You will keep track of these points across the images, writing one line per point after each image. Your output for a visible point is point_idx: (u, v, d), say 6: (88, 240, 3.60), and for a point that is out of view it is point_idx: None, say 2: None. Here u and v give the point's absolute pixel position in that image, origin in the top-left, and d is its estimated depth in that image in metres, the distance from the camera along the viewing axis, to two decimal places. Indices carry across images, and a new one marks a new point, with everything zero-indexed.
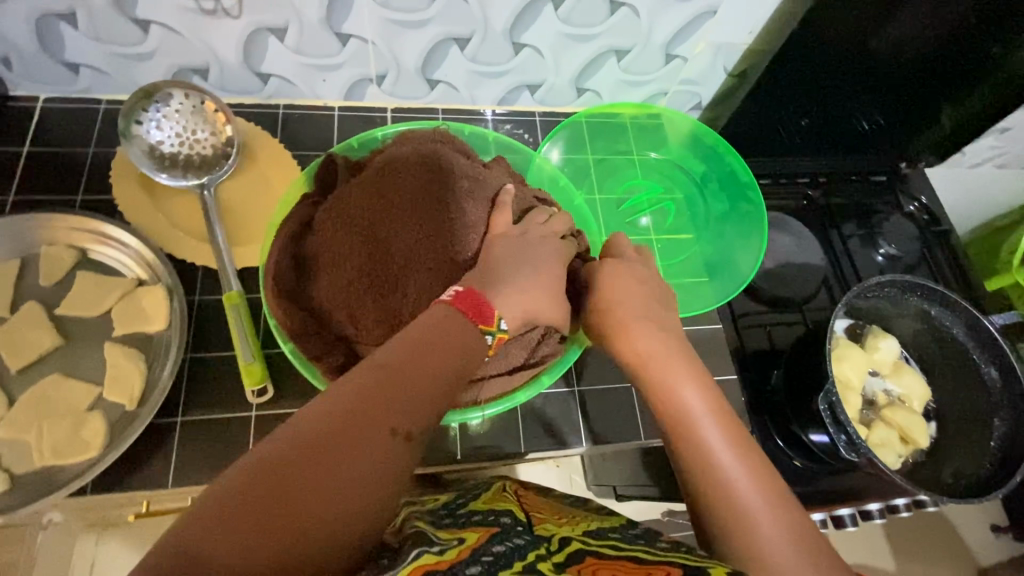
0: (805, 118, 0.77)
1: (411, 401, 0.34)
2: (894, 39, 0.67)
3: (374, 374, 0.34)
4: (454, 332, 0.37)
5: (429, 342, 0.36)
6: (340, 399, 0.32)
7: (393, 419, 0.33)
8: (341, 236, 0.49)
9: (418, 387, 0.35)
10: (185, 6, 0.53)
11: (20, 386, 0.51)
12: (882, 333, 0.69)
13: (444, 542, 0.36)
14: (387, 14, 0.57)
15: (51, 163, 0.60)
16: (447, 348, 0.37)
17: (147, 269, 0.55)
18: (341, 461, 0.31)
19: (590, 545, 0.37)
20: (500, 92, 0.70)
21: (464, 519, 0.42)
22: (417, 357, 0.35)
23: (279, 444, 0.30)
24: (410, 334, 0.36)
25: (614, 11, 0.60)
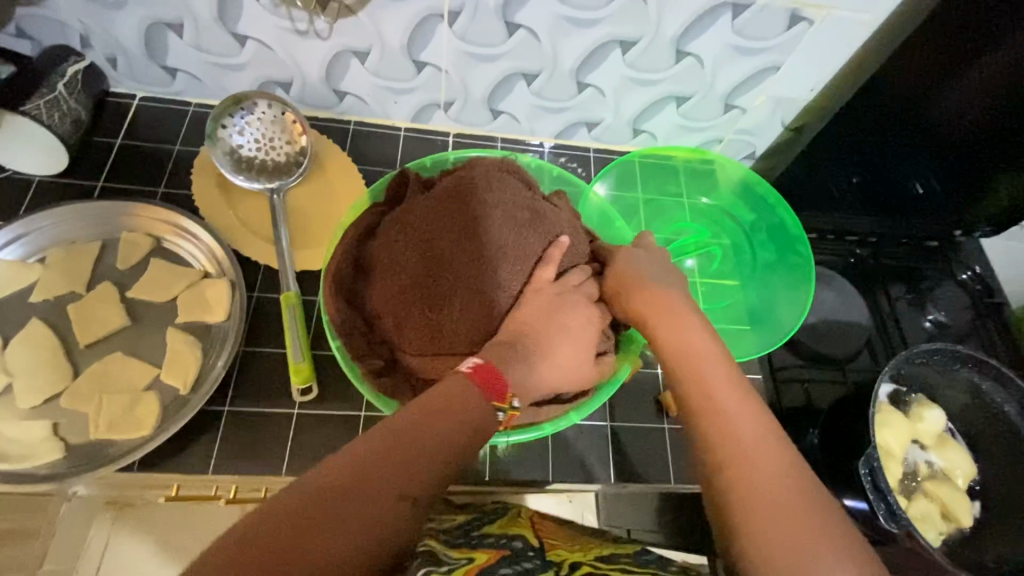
0: (856, 175, 0.77)
1: (424, 460, 0.35)
2: (954, 103, 0.65)
3: (386, 435, 0.35)
4: (473, 399, 0.38)
5: (438, 407, 0.37)
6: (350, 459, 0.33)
7: (402, 479, 0.34)
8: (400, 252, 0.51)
9: (427, 453, 0.35)
10: (281, 25, 0.58)
11: (84, 360, 0.54)
12: (927, 403, 0.67)
13: (453, 562, 0.39)
14: (463, 47, 0.60)
15: (138, 156, 0.65)
16: (466, 415, 0.38)
17: (214, 262, 0.58)
18: (342, 523, 0.31)
19: (602, 568, 0.39)
20: (559, 127, 0.72)
21: (478, 540, 0.44)
22: (429, 424, 0.36)
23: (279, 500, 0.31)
24: (433, 395, 0.38)
25: (679, 60, 0.62)
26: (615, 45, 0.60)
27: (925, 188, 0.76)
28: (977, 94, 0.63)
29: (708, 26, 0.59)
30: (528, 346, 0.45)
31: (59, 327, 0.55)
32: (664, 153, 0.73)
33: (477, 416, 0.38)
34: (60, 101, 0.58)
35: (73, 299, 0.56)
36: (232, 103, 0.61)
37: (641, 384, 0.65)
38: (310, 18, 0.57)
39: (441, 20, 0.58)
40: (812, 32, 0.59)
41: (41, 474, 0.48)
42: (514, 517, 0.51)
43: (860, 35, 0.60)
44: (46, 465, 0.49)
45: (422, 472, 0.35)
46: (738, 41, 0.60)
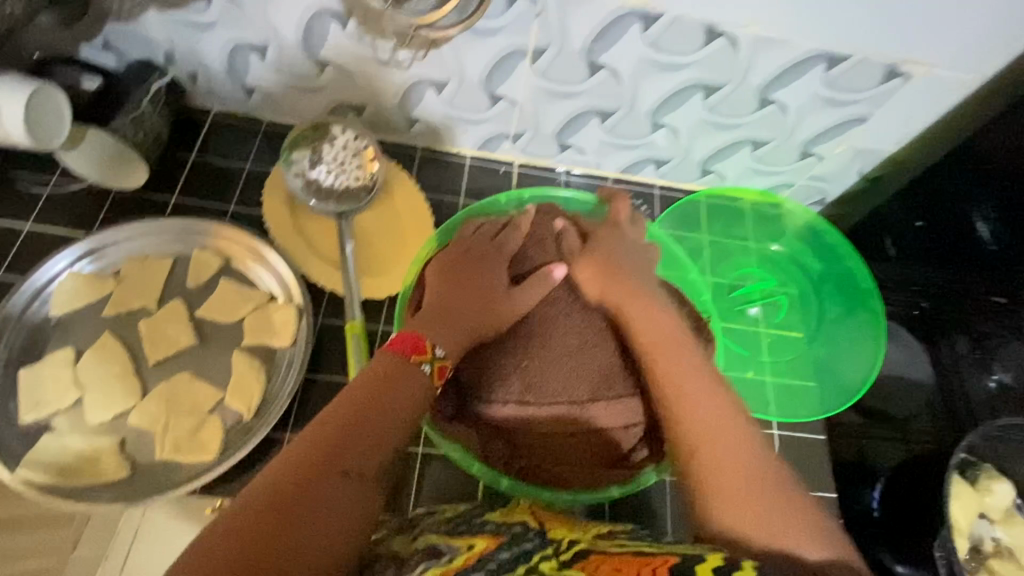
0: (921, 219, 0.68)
1: (365, 441, 0.36)
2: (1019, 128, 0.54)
3: (328, 423, 0.36)
4: (402, 374, 0.40)
5: (372, 385, 0.39)
6: (301, 453, 0.34)
7: (346, 458, 0.35)
8: (464, 288, 0.48)
9: (379, 429, 0.37)
10: (364, 54, 0.58)
11: (151, 378, 0.54)
12: (996, 475, 0.64)
13: (453, 549, 0.35)
14: (542, 83, 0.59)
15: (210, 171, 0.65)
16: (404, 390, 0.40)
17: (283, 287, 0.59)
18: (314, 513, 0.32)
19: (598, 545, 0.37)
20: (626, 163, 0.71)
21: (475, 527, 0.41)
22: (363, 403, 0.37)
23: (236, 506, 0.31)
24: (362, 383, 0.39)
25: (762, 107, 0.60)
26: (698, 89, 0.59)
27: (989, 232, 0.60)
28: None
29: (799, 76, 0.57)
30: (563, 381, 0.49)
31: (129, 342, 0.55)
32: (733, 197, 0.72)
33: (410, 386, 0.40)
34: (144, 118, 0.59)
35: (144, 314, 0.57)
36: (310, 127, 0.61)
37: None
38: (393, 48, 0.57)
39: (524, 57, 0.57)
40: (907, 87, 0.57)
41: (108, 493, 0.49)
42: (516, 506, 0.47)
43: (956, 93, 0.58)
44: (112, 484, 0.49)
45: (376, 447, 0.36)
46: (827, 92, 0.58)
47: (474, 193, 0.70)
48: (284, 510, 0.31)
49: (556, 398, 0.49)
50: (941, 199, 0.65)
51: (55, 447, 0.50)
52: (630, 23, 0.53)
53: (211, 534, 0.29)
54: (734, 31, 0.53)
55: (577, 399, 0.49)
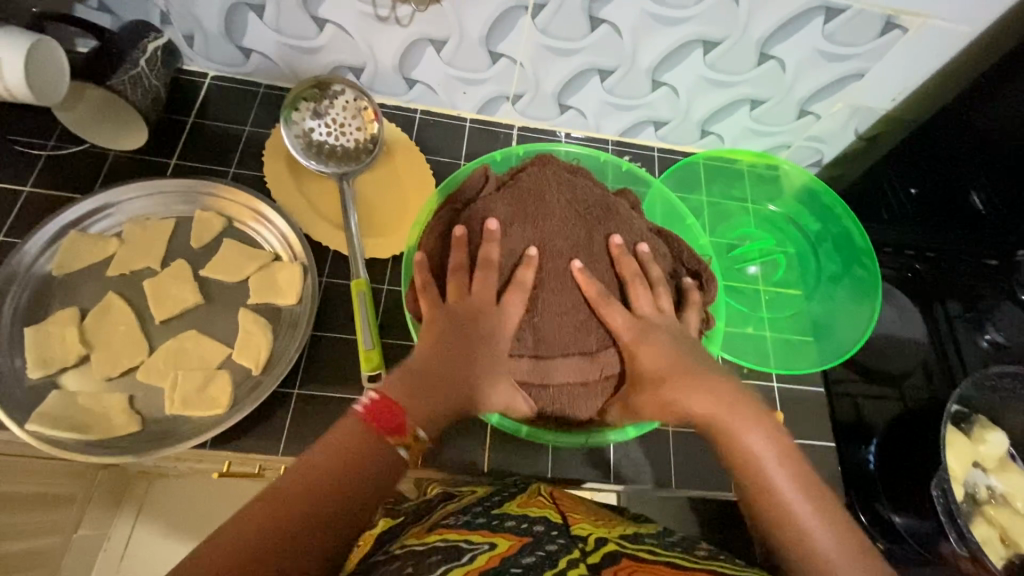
0: (914, 185, 0.75)
1: (321, 534, 0.33)
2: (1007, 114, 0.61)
3: (275, 502, 0.34)
4: (366, 452, 0.38)
5: (332, 466, 0.36)
6: (234, 549, 0.31)
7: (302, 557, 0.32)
8: (451, 363, 0.44)
9: (332, 517, 0.34)
10: (363, 11, 0.58)
11: (156, 336, 0.54)
12: (990, 425, 0.66)
13: (476, 547, 0.41)
14: (542, 40, 0.59)
15: (209, 135, 0.65)
16: (363, 471, 0.37)
17: (286, 247, 0.59)
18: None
19: (625, 547, 0.42)
20: (626, 125, 0.71)
21: (496, 522, 0.46)
22: (318, 486, 0.35)
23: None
24: (321, 468, 0.36)
25: (761, 63, 0.61)
26: (697, 45, 0.59)
27: (984, 203, 0.70)
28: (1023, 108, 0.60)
29: (797, 30, 0.57)
30: (568, 324, 0.50)
31: (134, 301, 0.56)
32: (731, 158, 0.72)
33: (374, 467, 0.37)
34: (142, 78, 0.58)
35: (148, 275, 0.57)
36: (311, 86, 0.61)
37: None
38: (393, 4, 0.57)
39: (525, 12, 0.57)
40: (904, 41, 0.58)
41: (118, 447, 0.49)
42: (533, 493, 0.52)
43: (953, 46, 0.58)
44: (122, 438, 0.50)
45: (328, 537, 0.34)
46: (825, 47, 0.58)
47: (474, 156, 0.70)
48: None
49: (568, 349, 0.49)
50: (948, 177, 0.71)
51: (64, 403, 0.50)
52: None
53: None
54: None
55: (587, 349, 0.50)
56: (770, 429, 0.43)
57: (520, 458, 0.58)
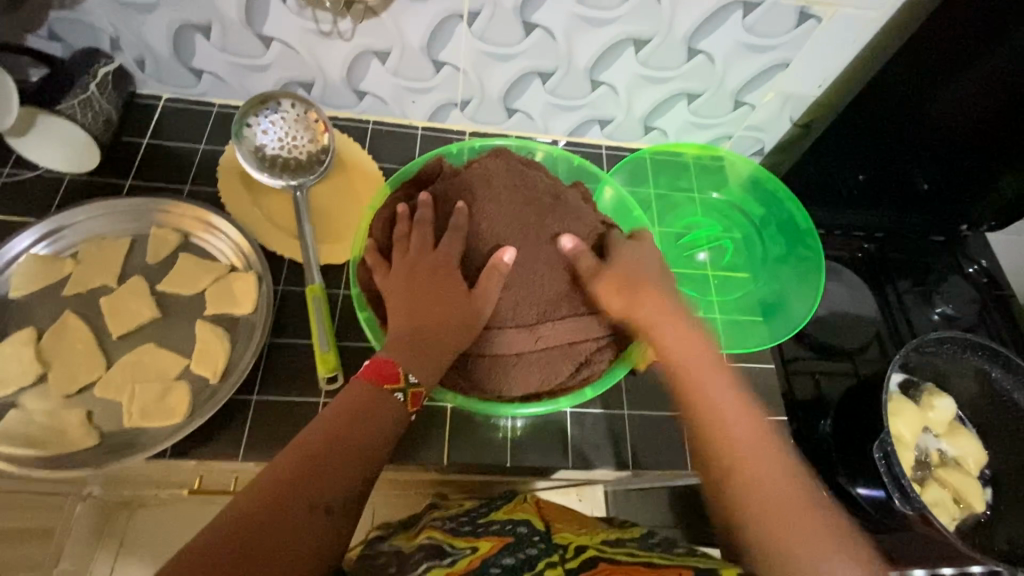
0: (862, 172, 0.80)
1: (347, 462, 0.40)
2: (957, 106, 0.70)
3: (302, 449, 0.39)
4: (371, 398, 0.44)
5: (348, 411, 0.43)
6: (271, 492, 0.36)
7: (329, 479, 0.38)
8: (428, 333, 0.48)
9: (348, 459, 0.40)
10: (306, 27, 0.60)
11: (114, 351, 0.55)
12: (937, 392, 0.68)
13: (457, 552, 0.45)
14: (482, 47, 0.62)
15: (165, 154, 0.67)
16: (372, 416, 0.43)
17: (241, 257, 0.60)
18: (274, 541, 0.34)
19: (605, 552, 0.43)
20: (572, 124, 0.74)
21: (481, 528, 0.50)
22: (340, 425, 0.41)
23: (211, 530, 0.34)
24: (338, 411, 0.43)
25: (692, 58, 0.64)
26: (629, 43, 0.62)
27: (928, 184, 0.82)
28: (977, 96, 0.68)
29: (720, 24, 0.60)
30: (516, 306, 0.53)
31: (91, 319, 0.56)
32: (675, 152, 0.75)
33: (382, 415, 0.43)
34: (93, 101, 0.59)
35: (105, 292, 0.58)
36: (258, 103, 0.62)
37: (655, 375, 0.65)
38: (334, 19, 0.59)
39: (461, 20, 0.59)
40: (821, 29, 0.61)
41: (77, 460, 0.50)
42: (520, 502, 0.59)
43: (868, 30, 0.62)
44: (80, 452, 0.50)
45: (347, 472, 0.39)
46: (749, 39, 0.62)
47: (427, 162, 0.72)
48: (249, 537, 0.34)
49: (506, 322, 0.52)
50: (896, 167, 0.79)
51: (22, 420, 0.50)
52: None
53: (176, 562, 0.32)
54: None
55: (525, 322, 0.53)
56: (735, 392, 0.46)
57: (481, 449, 0.59)
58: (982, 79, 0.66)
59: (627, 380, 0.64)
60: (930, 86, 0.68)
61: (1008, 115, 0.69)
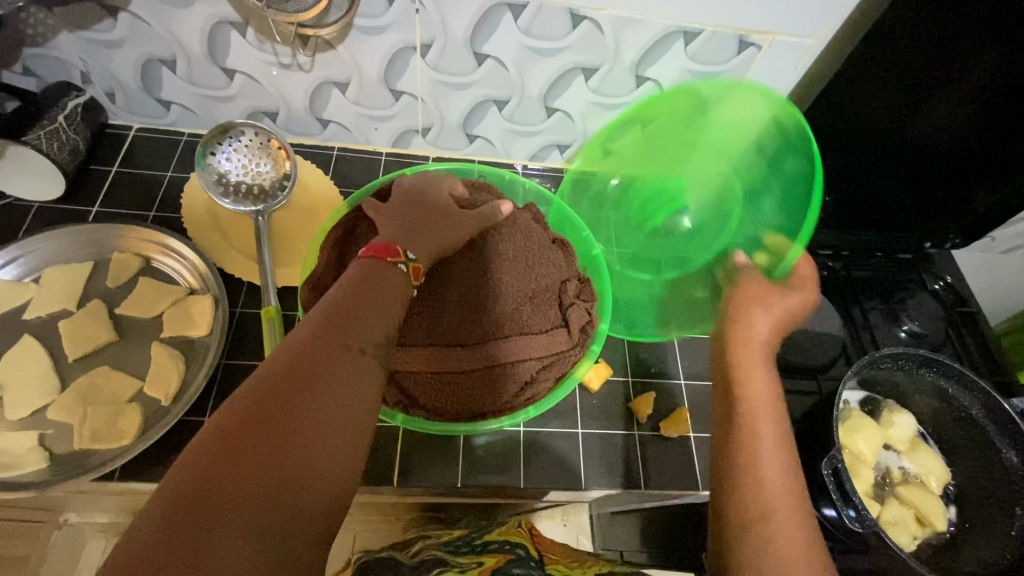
0: (830, 194, 0.83)
1: (369, 318, 0.41)
2: (937, 123, 0.71)
3: (319, 316, 0.40)
4: (378, 272, 0.45)
5: (356, 282, 0.43)
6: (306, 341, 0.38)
7: (356, 331, 0.39)
8: (426, 231, 0.54)
9: (366, 312, 0.41)
10: (266, 60, 0.62)
11: (70, 374, 0.56)
12: (898, 408, 0.69)
13: (463, 565, 0.46)
14: (437, 76, 0.64)
15: (132, 182, 0.68)
16: (381, 284, 0.44)
17: (199, 278, 0.62)
18: (323, 376, 0.36)
19: None
20: (532, 149, 0.76)
21: (480, 547, 0.51)
22: (353, 291, 0.42)
23: (254, 384, 0.34)
24: (344, 284, 0.43)
25: (640, 85, 0.66)
26: (579, 72, 0.64)
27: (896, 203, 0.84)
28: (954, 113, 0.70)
29: (664, 53, 0.63)
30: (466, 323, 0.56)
31: (49, 342, 0.58)
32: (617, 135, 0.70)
33: (392, 282, 0.45)
34: (60, 132, 0.62)
35: (64, 316, 0.59)
36: (219, 132, 0.64)
37: (611, 395, 0.65)
38: (293, 53, 0.61)
39: (414, 51, 0.62)
40: (761, 56, 0.63)
41: (23, 483, 0.50)
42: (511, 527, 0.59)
43: (807, 56, 0.64)
44: (27, 475, 0.50)
45: (371, 322, 0.41)
46: (692, 66, 0.64)
47: None
48: (294, 382, 0.35)
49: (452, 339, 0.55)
50: (858, 186, 0.81)
51: None
52: (501, 13, 0.58)
53: (224, 410, 0.33)
54: (595, 15, 0.58)
55: (469, 341, 0.55)
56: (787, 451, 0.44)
57: (440, 473, 0.58)
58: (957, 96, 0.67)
59: (582, 401, 0.64)
60: (863, 97, 0.70)
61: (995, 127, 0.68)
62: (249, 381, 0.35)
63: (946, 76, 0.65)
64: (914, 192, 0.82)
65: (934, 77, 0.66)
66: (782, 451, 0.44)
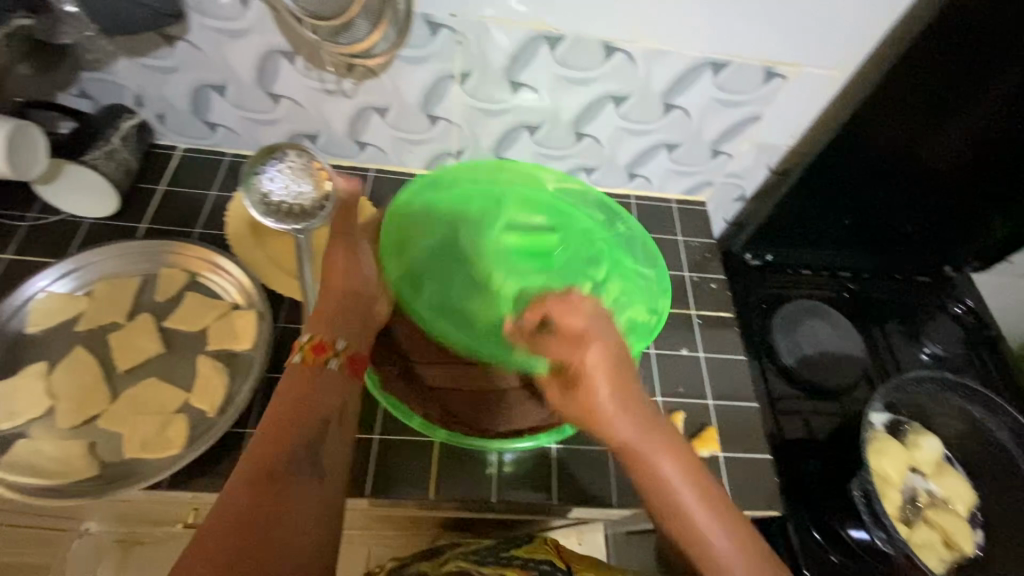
0: (847, 217, 0.84)
1: (308, 416, 0.48)
2: (947, 147, 0.74)
3: (266, 428, 0.47)
4: (308, 376, 0.51)
5: (292, 390, 0.50)
6: (261, 442, 0.45)
7: (300, 432, 0.47)
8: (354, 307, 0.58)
9: (307, 412, 0.48)
10: (313, 86, 0.65)
11: (120, 385, 0.58)
12: (923, 431, 0.70)
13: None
14: (473, 103, 0.67)
15: (178, 200, 0.71)
16: (314, 384, 0.51)
17: (244, 295, 0.64)
18: (286, 477, 0.43)
19: None
20: (560, 172, 0.78)
21: (505, 559, 0.53)
22: (289, 401, 0.49)
23: (226, 499, 0.41)
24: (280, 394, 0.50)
25: (668, 112, 0.69)
26: (610, 100, 0.67)
27: (912, 227, 0.85)
28: (965, 137, 0.73)
29: (692, 83, 0.65)
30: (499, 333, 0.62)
31: (100, 354, 0.60)
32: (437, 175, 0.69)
33: (323, 379, 0.52)
34: (116, 152, 0.66)
35: (114, 328, 0.61)
36: (265, 154, 0.66)
37: None
38: (338, 79, 0.64)
39: (453, 80, 0.65)
40: (786, 86, 0.66)
41: (76, 490, 0.51)
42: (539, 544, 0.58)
43: (832, 87, 0.66)
44: (79, 483, 0.52)
45: (314, 419, 0.48)
46: (720, 95, 0.66)
47: None
48: (261, 489, 0.42)
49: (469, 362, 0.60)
50: (878, 211, 0.83)
51: (28, 450, 0.53)
52: (539, 45, 0.61)
53: (208, 522, 0.39)
54: (629, 47, 0.61)
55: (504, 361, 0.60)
56: (708, 496, 0.48)
57: (475, 489, 0.59)
58: (971, 121, 0.70)
59: None
60: (889, 131, 0.71)
61: (1005, 144, 0.73)
62: (222, 498, 0.41)
63: (959, 104, 0.68)
64: (931, 216, 0.84)
65: (947, 105, 0.69)
66: (705, 499, 0.48)
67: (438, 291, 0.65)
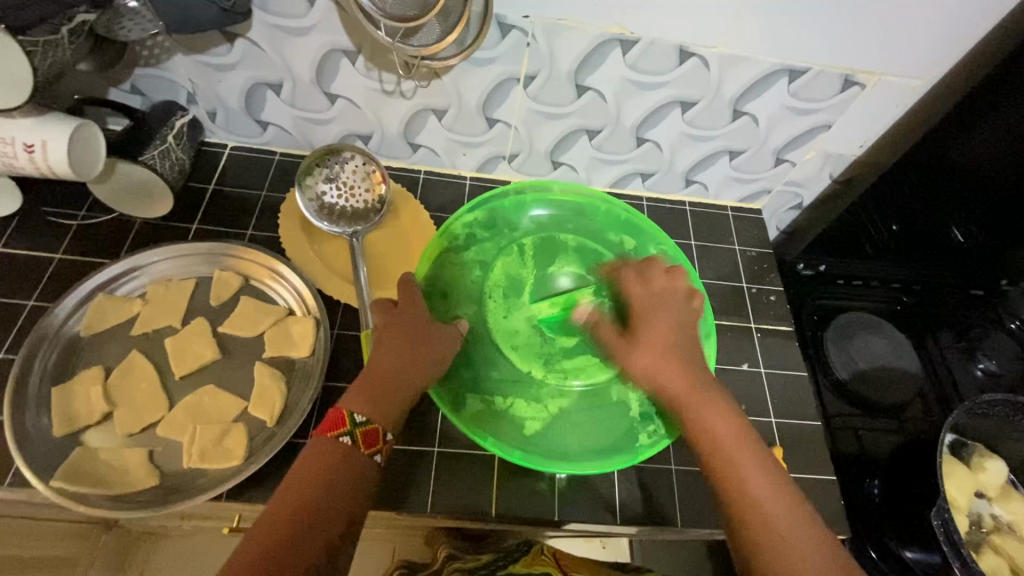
0: (896, 223, 0.81)
1: (325, 514, 0.41)
2: (987, 143, 0.69)
3: (275, 519, 0.40)
4: (332, 457, 0.44)
5: (309, 473, 0.43)
6: (267, 534, 0.39)
7: (312, 533, 0.40)
8: (390, 375, 0.49)
9: (327, 508, 0.42)
10: (371, 87, 0.63)
11: (176, 392, 0.57)
12: (987, 453, 0.68)
13: None
14: (534, 107, 0.65)
15: (228, 199, 0.70)
16: (338, 468, 0.44)
17: (300, 302, 0.63)
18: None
19: None
20: (615, 177, 0.76)
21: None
22: (307, 489, 0.42)
23: None
24: (293, 478, 0.43)
25: (736, 118, 0.66)
26: (676, 104, 0.65)
27: (963, 233, 0.80)
28: (998, 140, 0.68)
29: (764, 89, 0.63)
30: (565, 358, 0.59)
31: (156, 359, 0.59)
32: (466, 221, 0.66)
33: (349, 469, 0.44)
34: (170, 152, 0.63)
35: (170, 333, 0.60)
36: (323, 153, 0.65)
37: None
38: (398, 80, 0.62)
39: (518, 82, 0.63)
40: (864, 95, 0.63)
41: (137, 500, 0.50)
42: (538, 553, 0.64)
43: (911, 97, 0.64)
44: (139, 493, 0.51)
45: (331, 518, 0.41)
46: (792, 102, 0.64)
47: None
48: None
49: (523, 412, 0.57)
50: (933, 217, 0.80)
51: (87, 459, 0.52)
52: (611, 48, 0.59)
53: None
54: (705, 51, 0.59)
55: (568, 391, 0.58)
56: (779, 481, 0.43)
57: (536, 503, 0.57)
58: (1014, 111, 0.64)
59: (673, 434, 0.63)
60: (952, 138, 0.68)
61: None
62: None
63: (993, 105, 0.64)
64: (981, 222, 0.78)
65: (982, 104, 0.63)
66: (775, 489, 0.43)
67: (481, 405, 0.58)
